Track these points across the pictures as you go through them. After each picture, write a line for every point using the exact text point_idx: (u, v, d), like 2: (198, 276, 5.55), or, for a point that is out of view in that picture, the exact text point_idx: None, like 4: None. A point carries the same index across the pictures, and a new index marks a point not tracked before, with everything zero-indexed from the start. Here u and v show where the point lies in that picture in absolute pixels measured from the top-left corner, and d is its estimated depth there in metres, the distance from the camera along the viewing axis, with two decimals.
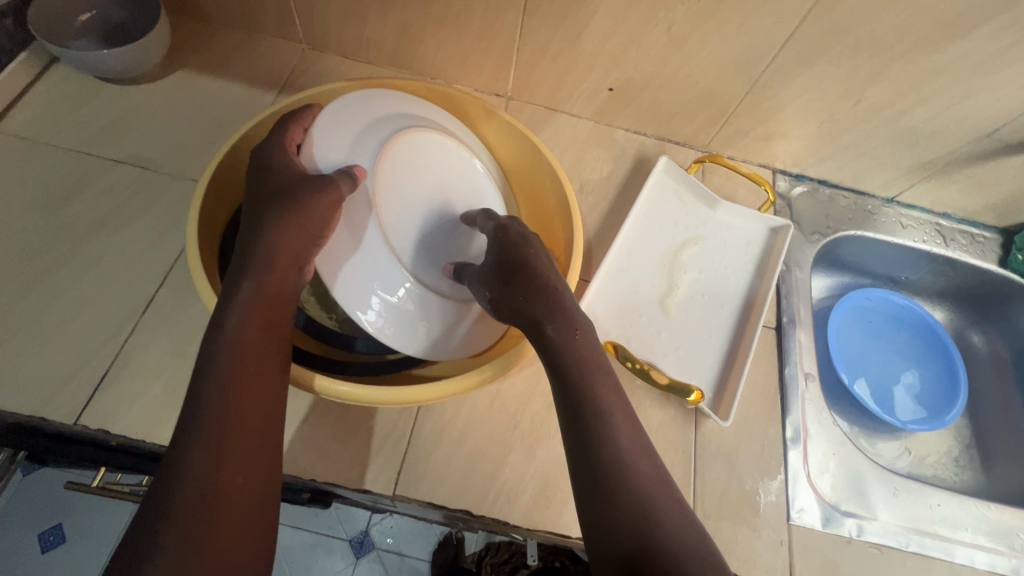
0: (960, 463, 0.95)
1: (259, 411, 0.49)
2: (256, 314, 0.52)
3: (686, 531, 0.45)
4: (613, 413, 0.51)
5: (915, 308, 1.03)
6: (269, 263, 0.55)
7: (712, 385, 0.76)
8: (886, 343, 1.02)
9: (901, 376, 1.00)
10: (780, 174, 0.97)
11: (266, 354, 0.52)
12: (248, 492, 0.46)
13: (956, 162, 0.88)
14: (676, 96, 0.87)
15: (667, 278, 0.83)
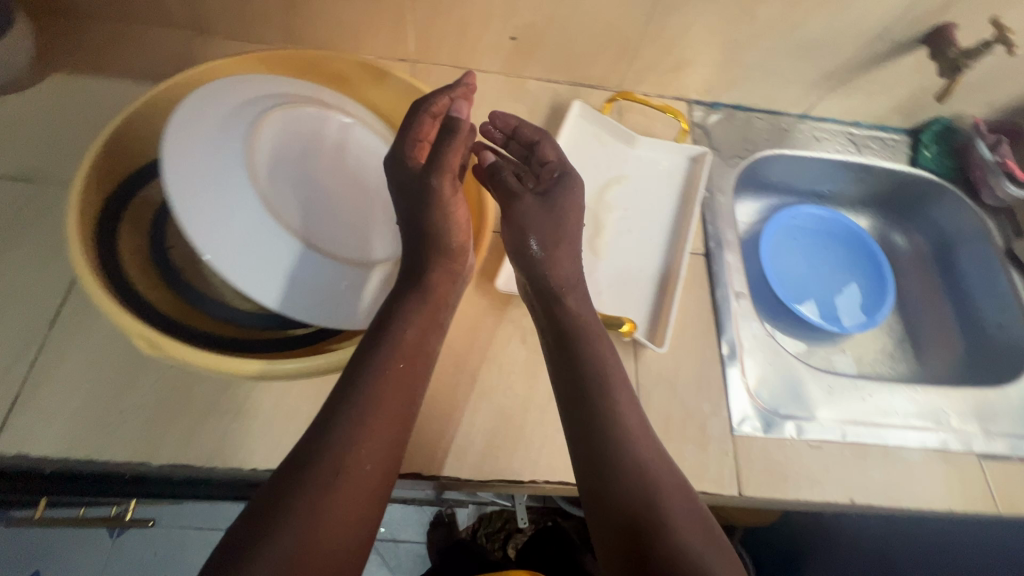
0: (895, 357, 1.00)
1: (396, 415, 0.54)
2: (414, 325, 0.60)
3: (678, 496, 0.54)
4: (617, 379, 0.61)
5: (841, 222, 1.06)
6: (427, 283, 0.64)
7: (647, 316, 0.77)
8: (818, 257, 1.05)
9: (838, 286, 1.03)
10: (695, 105, 0.98)
11: (416, 364, 0.58)
12: (371, 480, 0.50)
13: (855, 69, 0.90)
14: (580, 37, 0.86)
15: (593, 219, 0.83)
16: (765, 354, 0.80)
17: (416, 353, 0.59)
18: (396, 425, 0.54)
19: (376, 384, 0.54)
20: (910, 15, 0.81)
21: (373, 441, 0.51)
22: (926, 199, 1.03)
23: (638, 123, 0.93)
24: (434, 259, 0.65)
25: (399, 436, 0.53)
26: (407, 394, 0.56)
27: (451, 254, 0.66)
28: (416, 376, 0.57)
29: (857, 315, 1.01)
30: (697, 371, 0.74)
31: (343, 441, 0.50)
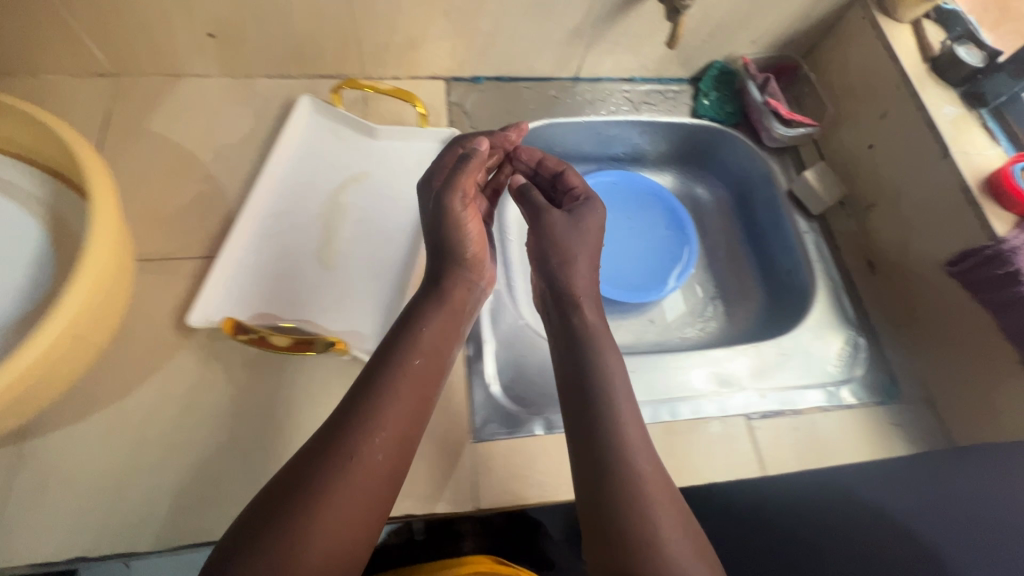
0: (706, 316, 0.95)
1: (414, 406, 0.55)
2: (433, 329, 0.61)
3: (665, 508, 0.50)
4: (612, 360, 0.61)
5: (640, 183, 1.01)
6: (442, 293, 0.65)
7: (379, 328, 0.69)
8: (619, 224, 1.00)
9: (642, 250, 0.98)
10: (454, 83, 0.90)
11: (432, 376, 0.58)
12: (381, 471, 0.50)
13: (600, 22, 0.83)
14: (287, 25, 0.77)
15: (323, 227, 0.75)
16: (522, 346, 0.74)
17: (432, 363, 0.59)
18: (405, 433, 0.53)
19: (400, 384, 0.55)
20: None
21: (387, 446, 0.51)
22: (717, 149, 0.98)
23: (384, 111, 0.85)
24: (454, 268, 0.66)
25: (406, 446, 0.53)
26: (417, 407, 0.55)
27: (467, 267, 0.67)
28: (426, 388, 0.57)
29: (662, 276, 0.95)
30: None
31: (357, 444, 0.50)
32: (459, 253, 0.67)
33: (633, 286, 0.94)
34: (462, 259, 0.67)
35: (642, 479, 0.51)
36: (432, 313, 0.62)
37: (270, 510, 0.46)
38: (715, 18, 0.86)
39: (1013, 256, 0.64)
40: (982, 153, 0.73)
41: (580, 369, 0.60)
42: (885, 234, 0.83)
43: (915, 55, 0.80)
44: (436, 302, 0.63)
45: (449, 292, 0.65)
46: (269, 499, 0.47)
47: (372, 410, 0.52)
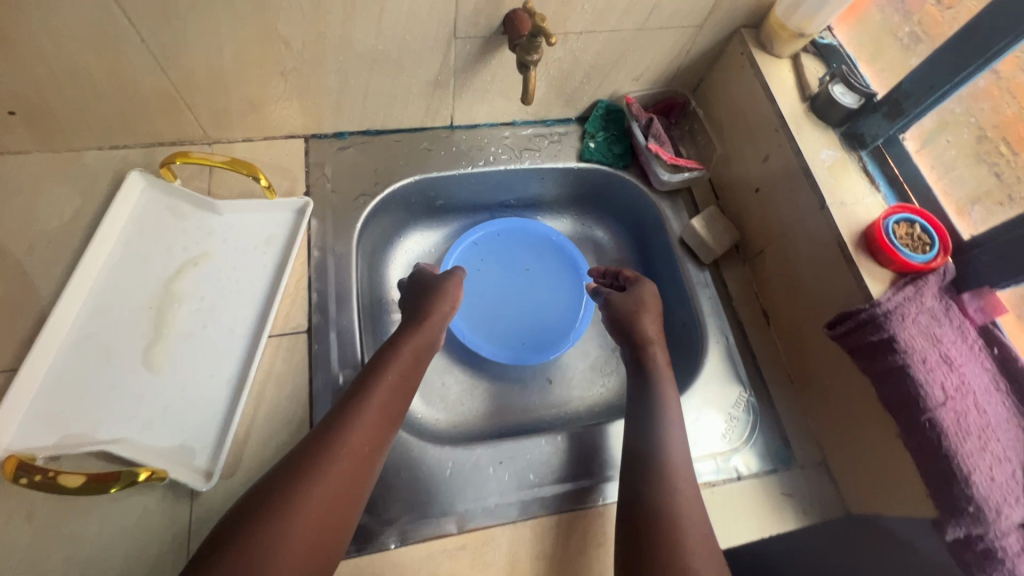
0: (605, 370, 0.89)
1: (388, 410, 0.61)
2: (412, 347, 0.67)
3: (694, 532, 0.55)
4: (670, 400, 0.66)
5: (534, 230, 0.93)
6: (421, 319, 0.70)
7: (212, 440, 0.62)
8: (513, 280, 0.92)
9: (540, 307, 0.91)
10: (315, 139, 0.83)
11: (404, 386, 0.64)
12: (360, 462, 0.57)
13: (461, 71, 0.76)
14: (100, 96, 0.68)
15: (152, 324, 0.67)
16: None
17: (407, 375, 0.65)
18: (376, 433, 0.59)
19: (379, 394, 0.61)
20: (466, 8, 0.66)
21: (363, 450, 0.58)
22: (610, 190, 0.92)
23: (232, 179, 0.77)
24: (435, 302, 0.72)
25: (380, 448, 0.59)
26: (387, 417, 0.61)
27: (449, 301, 0.72)
28: (401, 400, 0.63)
29: (559, 334, 0.89)
30: None
31: (338, 446, 0.56)
32: (442, 291, 0.73)
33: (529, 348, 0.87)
34: (444, 295, 0.72)
35: (681, 515, 0.56)
36: (413, 335, 0.68)
37: (260, 502, 0.52)
38: (587, 59, 0.80)
39: (886, 320, 0.60)
40: (860, 202, 0.68)
41: (639, 413, 0.66)
42: (775, 284, 0.78)
43: (792, 95, 0.75)
44: (412, 329, 0.69)
45: (428, 318, 0.70)
46: (260, 495, 0.53)
47: (352, 416, 0.58)
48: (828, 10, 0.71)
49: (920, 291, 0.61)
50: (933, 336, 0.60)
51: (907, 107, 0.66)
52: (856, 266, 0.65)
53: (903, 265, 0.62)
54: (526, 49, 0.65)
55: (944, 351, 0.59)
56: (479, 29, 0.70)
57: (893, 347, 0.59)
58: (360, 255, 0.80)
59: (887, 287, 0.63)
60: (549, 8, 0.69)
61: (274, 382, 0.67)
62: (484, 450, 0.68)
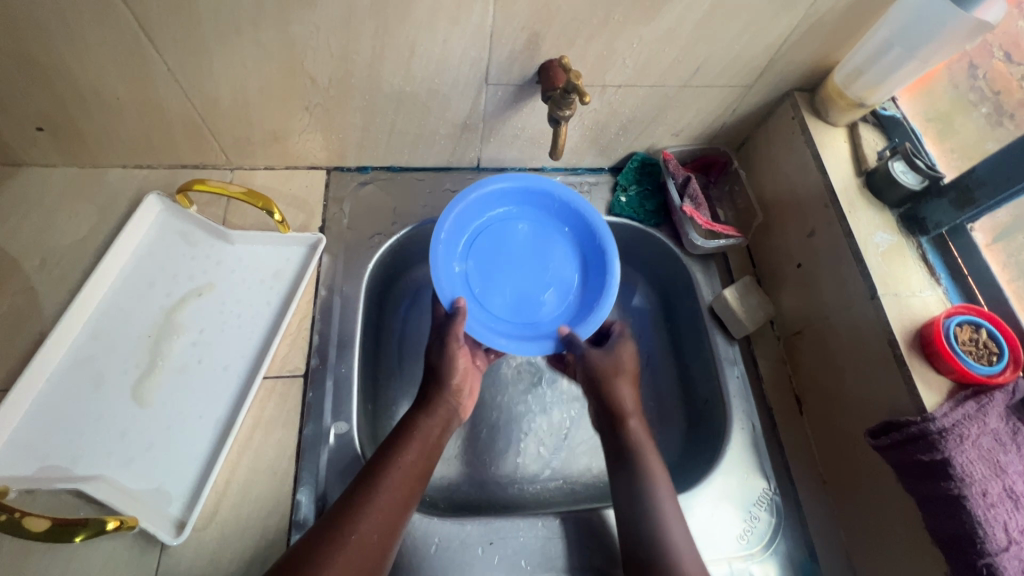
0: None
1: (404, 493, 0.56)
2: (424, 430, 0.61)
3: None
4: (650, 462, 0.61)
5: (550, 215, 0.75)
6: (429, 404, 0.64)
7: (189, 486, 0.59)
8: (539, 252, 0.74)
9: (517, 279, 0.72)
10: (336, 172, 0.81)
11: (423, 469, 0.59)
12: (374, 548, 0.52)
13: (491, 116, 0.73)
14: (124, 118, 0.67)
15: (147, 353, 0.65)
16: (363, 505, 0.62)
17: (422, 458, 0.59)
18: (391, 519, 0.53)
19: (393, 478, 0.56)
20: (499, 57, 0.63)
21: (375, 536, 0.52)
22: (637, 246, 0.86)
23: (249, 207, 0.75)
24: (439, 388, 0.65)
25: (394, 535, 0.54)
26: (405, 501, 0.56)
27: (450, 390, 0.65)
28: (418, 483, 0.57)
29: (446, 256, 0.68)
30: (247, 547, 0.58)
31: (350, 529, 0.51)
32: (443, 376, 0.65)
33: (528, 204, 0.74)
34: (448, 381, 0.65)
35: None
36: (425, 419, 0.62)
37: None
38: (625, 112, 0.75)
39: (941, 440, 0.52)
40: (917, 294, 0.62)
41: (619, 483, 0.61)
42: (813, 368, 0.71)
43: (847, 168, 0.69)
44: (421, 410, 0.63)
45: (437, 403, 0.64)
46: None
47: (364, 501, 0.53)
48: (893, 81, 0.65)
49: (983, 409, 0.53)
50: (997, 465, 0.52)
51: (979, 196, 0.59)
52: (909, 369, 0.57)
53: (964, 375, 0.55)
54: (558, 103, 0.61)
55: (1009, 484, 0.52)
56: (512, 76, 0.66)
57: (949, 474, 0.51)
58: (370, 297, 0.76)
59: (944, 399, 0.56)
60: (588, 60, 0.65)
61: (262, 429, 0.63)
62: (474, 525, 0.62)
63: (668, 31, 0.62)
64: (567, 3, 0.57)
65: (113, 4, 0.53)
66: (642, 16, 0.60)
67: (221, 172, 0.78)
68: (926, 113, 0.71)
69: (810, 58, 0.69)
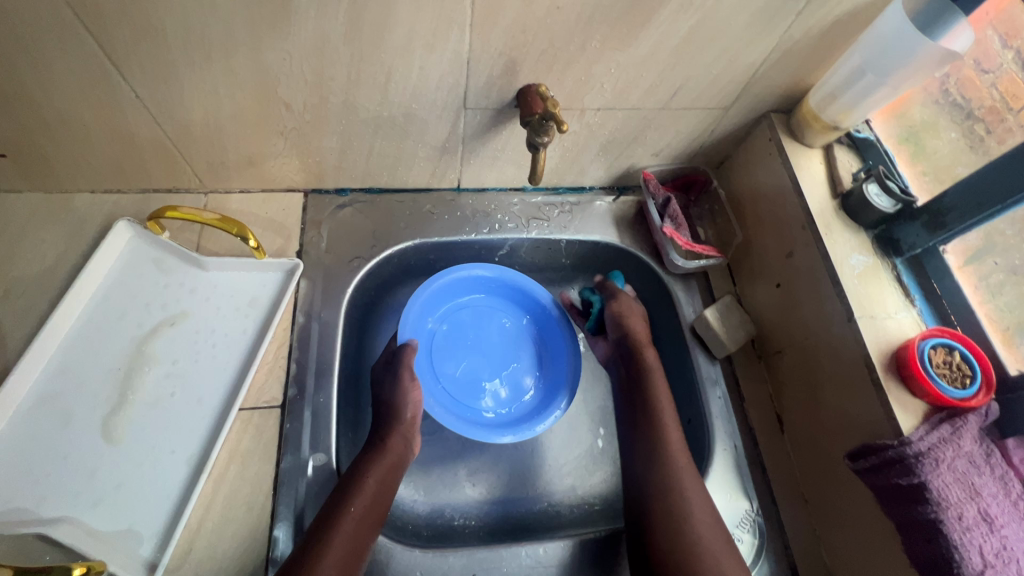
0: (602, 459, 0.78)
1: (353, 541, 0.55)
2: (377, 475, 0.61)
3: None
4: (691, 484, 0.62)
5: (531, 325, 0.83)
6: (381, 445, 0.64)
7: (161, 525, 0.57)
8: (506, 356, 0.81)
9: (478, 361, 0.80)
10: (314, 195, 0.80)
11: (374, 513, 0.59)
12: None
13: (470, 138, 0.73)
14: (92, 145, 0.65)
15: (117, 387, 0.63)
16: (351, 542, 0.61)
17: (374, 505, 0.59)
18: (343, 574, 0.53)
19: (345, 530, 0.55)
20: (476, 82, 0.63)
21: None
22: (620, 266, 0.86)
23: (224, 232, 0.74)
24: (392, 426, 0.66)
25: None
26: (356, 548, 0.56)
27: (404, 426, 0.66)
28: (370, 528, 0.57)
29: (424, 311, 0.78)
30: None
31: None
32: (397, 411, 0.66)
33: (524, 306, 0.83)
34: (400, 417, 0.66)
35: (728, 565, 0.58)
36: (375, 458, 0.62)
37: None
38: (605, 134, 0.75)
39: (917, 464, 0.53)
40: (893, 317, 0.63)
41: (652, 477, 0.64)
42: (793, 388, 0.71)
43: (822, 190, 0.70)
44: (374, 452, 0.63)
45: (390, 443, 0.64)
46: None
47: (315, 555, 0.53)
48: (866, 106, 0.66)
49: (958, 432, 0.54)
50: (972, 488, 0.53)
51: (950, 220, 0.60)
52: (885, 393, 0.58)
53: (938, 399, 0.56)
54: (536, 129, 0.61)
55: (984, 507, 0.52)
56: (490, 101, 0.66)
57: (926, 499, 0.52)
58: (349, 323, 0.75)
59: (920, 422, 0.56)
60: (566, 85, 0.65)
61: (238, 463, 0.62)
62: (456, 557, 0.61)
63: (645, 57, 0.62)
64: (543, 31, 0.57)
65: (77, 33, 0.51)
66: (619, 42, 0.60)
67: (195, 196, 0.77)
68: (899, 135, 0.73)
69: (785, 81, 0.70)
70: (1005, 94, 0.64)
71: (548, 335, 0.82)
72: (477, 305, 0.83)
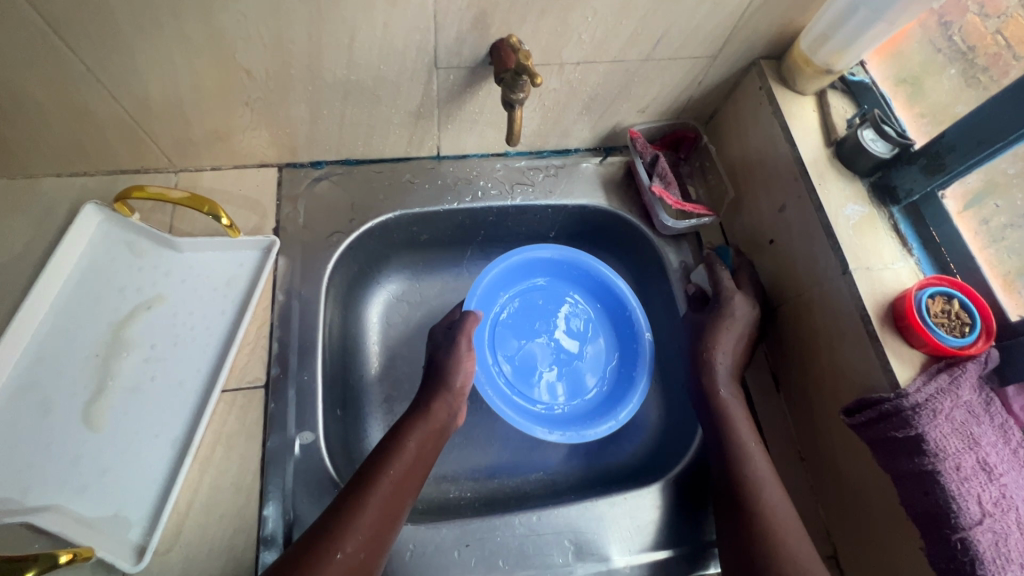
0: None
1: (389, 507, 0.55)
2: (417, 440, 0.60)
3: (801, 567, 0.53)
4: (768, 486, 0.59)
5: (603, 323, 0.79)
6: (426, 411, 0.62)
7: (149, 509, 0.57)
8: (571, 351, 0.77)
9: (542, 349, 0.77)
10: (289, 169, 0.77)
11: (413, 479, 0.58)
12: (352, 564, 0.51)
13: (445, 101, 0.69)
14: (50, 124, 0.63)
15: (96, 375, 0.62)
16: None
17: (412, 470, 0.58)
18: (373, 539, 0.53)
19: (381, 494, 0.55)
20: (445, 38, 0.59)
21: (358, 554, 0.51)
22: (609, 230, 0.84)
23: (196, 212, 0.71)
24: (440, 392, 0.64)
25: (378, 553, 0.53)
26: (391, 514, 0.55)
27: (452, 393, 0.64)
28: (407, 494, 0.57)
29: (499, 283, 0.76)
30: (215, 567, 0.56)
31: (331, 546, 0.51)
32: (448, 377, 0.64)
33: (600, 301, 0.80)
34: (450, 383, 0.64)
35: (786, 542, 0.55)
36: (415, 425, 0.61)
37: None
38: (587, 91, 0.72)
39: (914, 416, 0.51)
40: (889, 267, 0.60)
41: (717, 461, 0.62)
42: (788, 346, 0.69)
43: (816, 139, 0.67)
44: (418, 417, 0.62)
45: (434, 408, 0.63)
46: None
47: (346, 519, 0.52)
48: (860, 46, 0.62)
49: (956, 381, 0.52)
50: (971, 438, 0.51)
51: (948, 162, 0.57)
52: (881, 345, 0.56)
53: (937, 348, 0.54)
54: (511, 85, 0.58)
55: (983, 457, 0.51)
56: (462, 59, 0.63)
57: (922, 450, 0.51)
58: (332, 300, 0.73)
59: (917, 374, 0.55)
60: (542, 37, 0.62)
61: (224, 444, 0.61)
62: (449, 528, 0.61)
63: (623, 3, 0.59)
64: None
65: (13, 1, 0.48)
66: None
67: (165, 175, 0.74)
68: (895, 77, 0.70)
69: (774, 24, 0.66)
70: (1011, 41, 0.60)
71: (623, 336, 0.78)
72: (554, 291, 0.80)
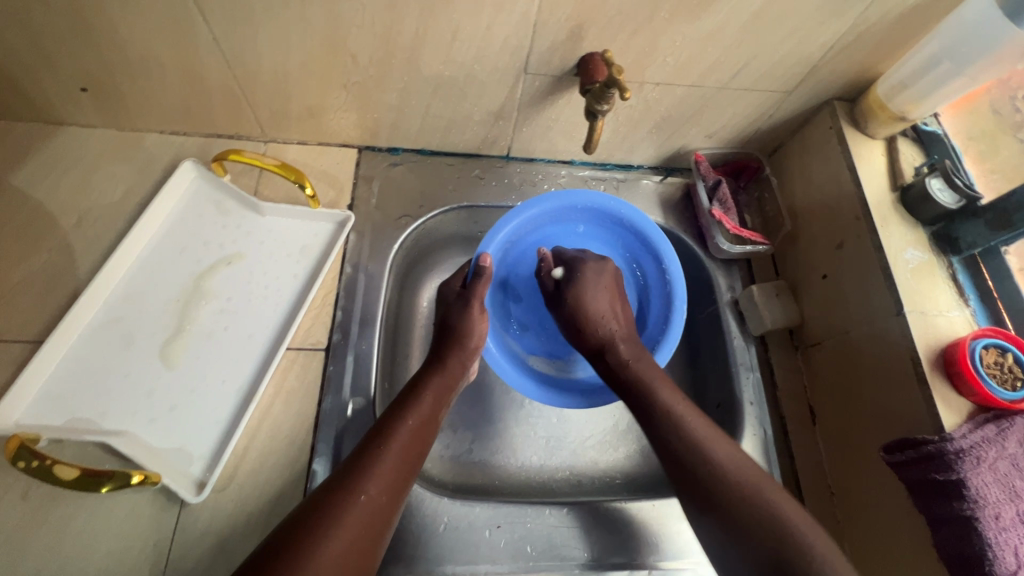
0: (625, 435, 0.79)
1: (405, 455, 0.55)
2: (433, 394, 0.61)
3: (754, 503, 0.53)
4: (690, 416, 0.59)
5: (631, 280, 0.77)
6: (441, 365, 0.63)
7: (210, 448, 0.61)
8: None
9: None
10: (368, 151, 0.82)
11: (427, 427, 0.58)
12: (375, 505, 0.50)
13: (525, 105, 0.73)
14: (166, 84, 0.68)
15: (175, 318, 0.66)
16: None
17: (429, 419, 0.59)
18: (395, 484, 0.52)
19: (400, 439, 0.55)
20: (539, 47, 0.63)
21: (383, 495, 0.51)
22: None
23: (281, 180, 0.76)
24: (455, 350, 0.64)
25: (397, 498, 0.53)
26: (409, 463, 0.55)
27: (466, 352, 0.65)
28: (422, 443, 0.57)
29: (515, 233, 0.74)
30: (263, 510, 0.59)
31: (354, 488, 0.50)
32: (462, 338, 0.65)
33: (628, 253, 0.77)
34: (465, 345, 0.65)
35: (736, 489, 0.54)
36: (432, 376, 0.62)
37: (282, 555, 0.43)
38: (660, 111, 0.75)
39: (957, 461, 0.52)
40: (944, 314, 0.61)
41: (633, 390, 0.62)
42: (828, 379, 0.71)
43: (881, 182, 0.69)
44: (433, 372, 0.63)
45: (449, 363, 0.63)
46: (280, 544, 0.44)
47: (371, 458, 0.52)
48: (937, 98, 0.64)
49: (1002, 433, 0.54)
50: (1011, 489, 0.53)
51: (1016, 220, 0.58)
52: (930, 388, 0.57)
53: (987, 399, 0.55)
54: (598, 97, 0.62)
55: (1021, 508, 0.52)
56: (551, 67, 0.67)
57: (962, 495, 0.52)
58: (392, 278, 0.77)
59: (963, 421, 0.56)
60: (629, 55, 0.65)
61: (282, 399, 0.65)
62: (483, 509, 0.63)
63: (713, 32, 0.62)
64: None
65: None
66: (688, 15, 0.59)
67: (255, 143, 0.79)
68: (967, 133, 0.71)
69: (854, 67, 0.68)
70: None
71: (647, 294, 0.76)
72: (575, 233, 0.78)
